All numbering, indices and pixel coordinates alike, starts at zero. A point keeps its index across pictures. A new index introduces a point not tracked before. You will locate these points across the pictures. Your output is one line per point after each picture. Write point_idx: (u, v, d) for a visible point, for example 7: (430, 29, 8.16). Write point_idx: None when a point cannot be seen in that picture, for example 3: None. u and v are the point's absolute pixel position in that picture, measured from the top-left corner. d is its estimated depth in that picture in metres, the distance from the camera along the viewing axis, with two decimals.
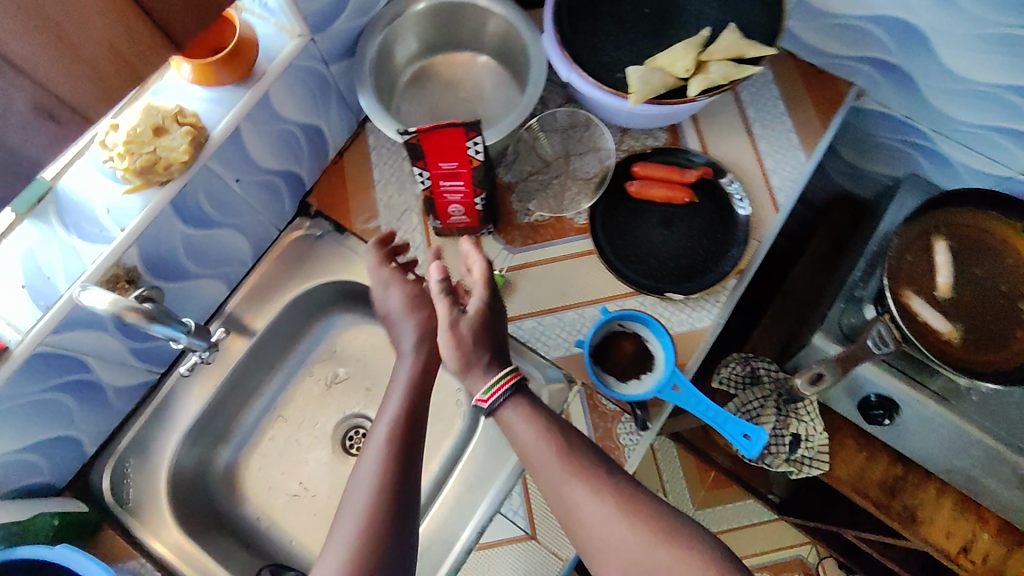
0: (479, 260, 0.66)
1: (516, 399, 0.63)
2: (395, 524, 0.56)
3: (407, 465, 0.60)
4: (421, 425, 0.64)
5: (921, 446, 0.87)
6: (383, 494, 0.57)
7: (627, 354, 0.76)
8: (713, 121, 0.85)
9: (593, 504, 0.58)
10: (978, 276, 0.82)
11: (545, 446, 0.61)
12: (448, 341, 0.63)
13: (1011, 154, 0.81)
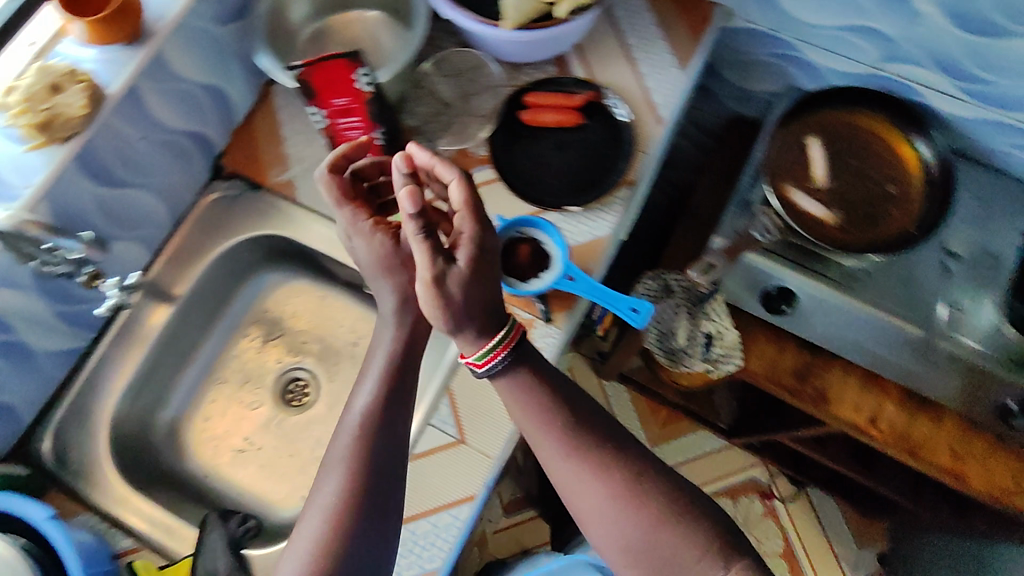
0: (452, 175, 0.65)
1: (510, 379, 0.67)
2: (364, 506, 0.62)
3: (382, 447, 0.64)
4: (395, 403, 0.67)
5: (823, 330, 0.93)
6: (352, 482, 0.62)
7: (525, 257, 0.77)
8: (596, 49, 0.92)
9: (593, 487, 0.65)
10: (852, 164, 0.90)
11: (543, 431, 0.66)
12: (432, 297, 0.62)
13: (866, 52, 0.89)
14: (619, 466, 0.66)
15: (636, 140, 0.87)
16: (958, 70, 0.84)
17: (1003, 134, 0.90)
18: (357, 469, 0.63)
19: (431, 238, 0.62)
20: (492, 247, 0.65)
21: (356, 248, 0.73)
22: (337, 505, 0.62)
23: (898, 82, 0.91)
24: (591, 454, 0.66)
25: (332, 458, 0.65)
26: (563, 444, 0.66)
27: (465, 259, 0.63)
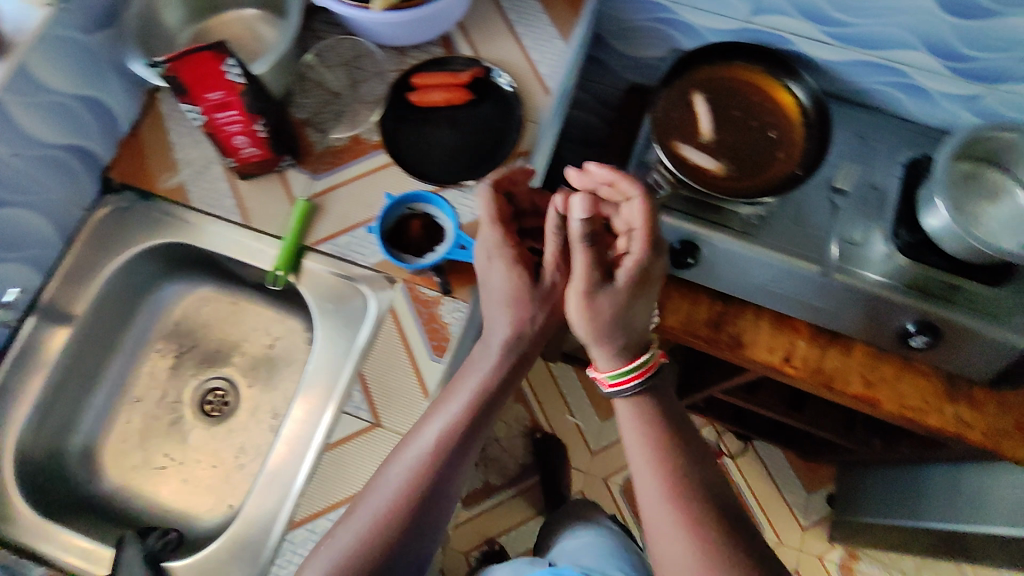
0: (635, 193, 0.70)
1: (640, 400, 0.74)
2: (412, 507, 0.68)
3: (456, 458, 0.70)
4: (481, 424, 0.73)
5: (726, 276, 0.98)
6: (409, 487, 0.68)
7: (416, 232, 0.82)
8: (479, 28, 0.93)
9: (649, 481, 0.70)
10: (736, 117, 0.94)
11: (635, 433, 0.73)
12: (584, 312, 0.70)
13: (737, 8, 0.92)
14: (687, 487, 0.69)
15: (525, 111, 0.88)
16: (821, 16, 0.88)
17: (873, 74, 0.95)
18: (421, 473, 0.68)
19: (591, 247, 0.69)
20: (650, 274, 0.71)
21: (487, 274, 0.76)
22: (391, 502, 0.67)
23: (771, 33, 0.95)
24: (669, 475, 0.69)
25: (394, 460, 0.70)
26: (653, 454, 0.71)
27: (624, 278, 0.70)
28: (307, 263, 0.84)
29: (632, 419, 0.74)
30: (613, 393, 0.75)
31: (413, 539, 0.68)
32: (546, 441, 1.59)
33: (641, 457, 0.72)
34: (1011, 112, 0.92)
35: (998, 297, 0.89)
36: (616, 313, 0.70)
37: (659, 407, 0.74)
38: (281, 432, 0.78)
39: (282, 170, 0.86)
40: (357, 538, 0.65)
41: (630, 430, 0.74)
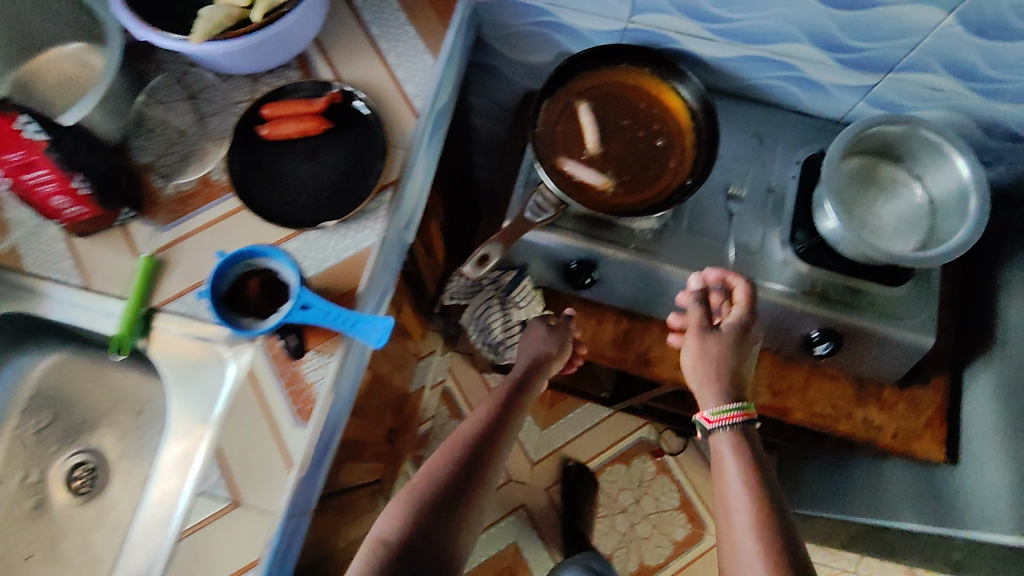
0: (739, 283, 0.81)
1: (737, 432, 0.73)
2: (463, 473, 0.72)
3: (498, 441, 0.78)
4: (512, 421, 0.82)
5: (624, 293, 0.95)
6: (463, 454, 0.74)
7: (255, 292, 0.66)
8: (338, 45, 0.84)
9: (740, 513, 0.65)
10: (625, 124, 0.88)
11: (732, 460, 0.70)
12: (695, 349, 0.80)
13: (615, 7, 0.85)
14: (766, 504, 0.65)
15: (389, 138, 0.80)
16: (701, 13, 0.81)
17: (765, 69, 0.88)
18: (473, 441, 0.76)
19: (703, 301, 0.82)
20: (748, 334, 0.80)
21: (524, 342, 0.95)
22: (442, 465, 0.72)
23: (653, 32, 0.88)
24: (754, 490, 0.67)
25: (454, 437, 0.78)
26: (741, 469, 0.69)
27: (729, 327, 0.79)
28: (157, 326, 0.76)
29: (730, 445, 0.72)
30: (714, 430, 0.74)
31: (459, 504, 0.69)
32: (578, 473, 1.56)
33: (734, 482, 0.68)
34: (908, 101, 0.87)
35: (899, 296, 0.87)
36: (722, 362, 0.78)
37: (754, 451, 0.72)
38: (138, 517, 0.75)
39: (123, 224, 0.78)
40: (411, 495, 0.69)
41: (721, 459, 0.71)
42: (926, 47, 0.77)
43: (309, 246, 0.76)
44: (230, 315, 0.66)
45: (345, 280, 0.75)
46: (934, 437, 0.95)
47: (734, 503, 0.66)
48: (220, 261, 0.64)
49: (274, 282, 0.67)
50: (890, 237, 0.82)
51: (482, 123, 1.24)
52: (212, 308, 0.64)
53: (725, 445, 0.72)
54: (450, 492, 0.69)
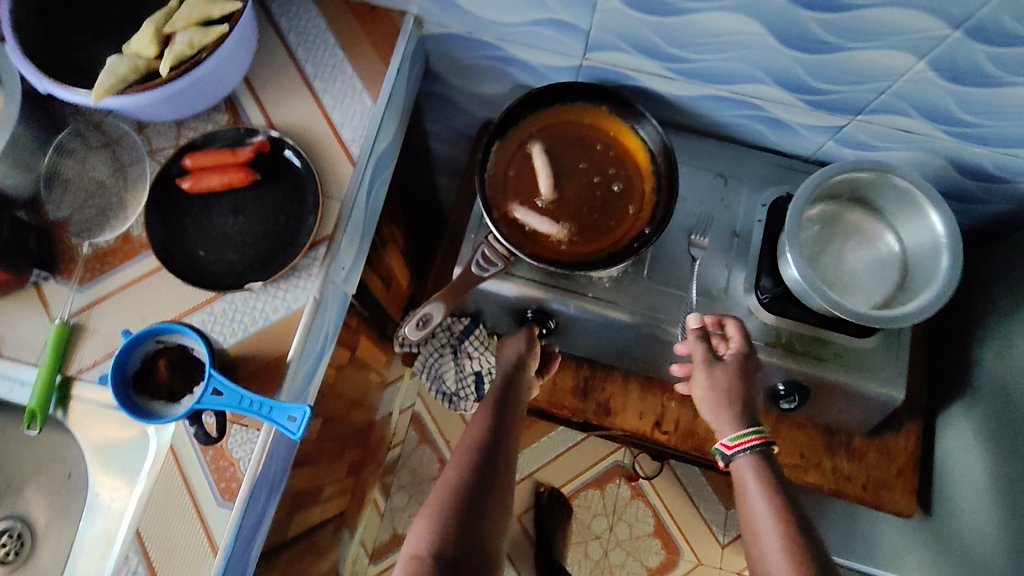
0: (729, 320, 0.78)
1: (757, 459, 0.70)
2: (479, 485, 0.67)
3: (504, 452, 0.73)
4: (507, 430, 0.76)
5: (583, 341, 0.91)
6: (471, 465, 0.69)
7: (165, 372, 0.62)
8: (269, 86, 0.78)
9: (771, 544, 0.63)
10: (580, 167, 0.83)
11: (756, 491, 0.67)
12: (708, 386, 0.74)
13: (566, 44, 0.79)
14: (796, 532, 0.63)
15: (324, 189, 0.75)
16: (658, 52, 0.76)
17: (728, 108, 0.85)
18: (480, 450, 0.72)
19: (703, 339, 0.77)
20: (752, 366, 0.75)
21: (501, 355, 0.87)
22: (453, 479, 0.68)
23: (607, 69, 0.83)
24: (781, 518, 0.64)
25: (458, 451, 0.73)
26: (767, 496, 0.66)
27: (734, 358, 0.76)
28: (75, 395, 0.71)
29: (750, 472, 0.69)
30: (735, 455, 0.71)
31: (483, 513, 0.64)
32: (551, 500, 1.51)
33: (760, 515, 0.65)
34: (879, 141, 0.83)
35: (868, 348, 0.83)
36: (733, 391, 0.73)
37: (777, 476, 0.69)
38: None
39: (37, 284, 0.72)
40: (431, 512, 0.63)
41: (744, 486, 0.69)
42: (896, 91, 0.73)
43: (236, 310, 0.72)
44: (142, 400, 0.62)
45: (275, 346, 0.71)
46: (905, 488, 0.91)
47: (763, 535, 0.64)
48: (121, 346, 0.60)
49: (185, 360, 0.63)
50: (858, 291, 0.78)
51: (441, 149, 1.17)
52: (115, 394, 0.60)
53: (746, 473, 0.69)
54: (471, 501, 0.65)
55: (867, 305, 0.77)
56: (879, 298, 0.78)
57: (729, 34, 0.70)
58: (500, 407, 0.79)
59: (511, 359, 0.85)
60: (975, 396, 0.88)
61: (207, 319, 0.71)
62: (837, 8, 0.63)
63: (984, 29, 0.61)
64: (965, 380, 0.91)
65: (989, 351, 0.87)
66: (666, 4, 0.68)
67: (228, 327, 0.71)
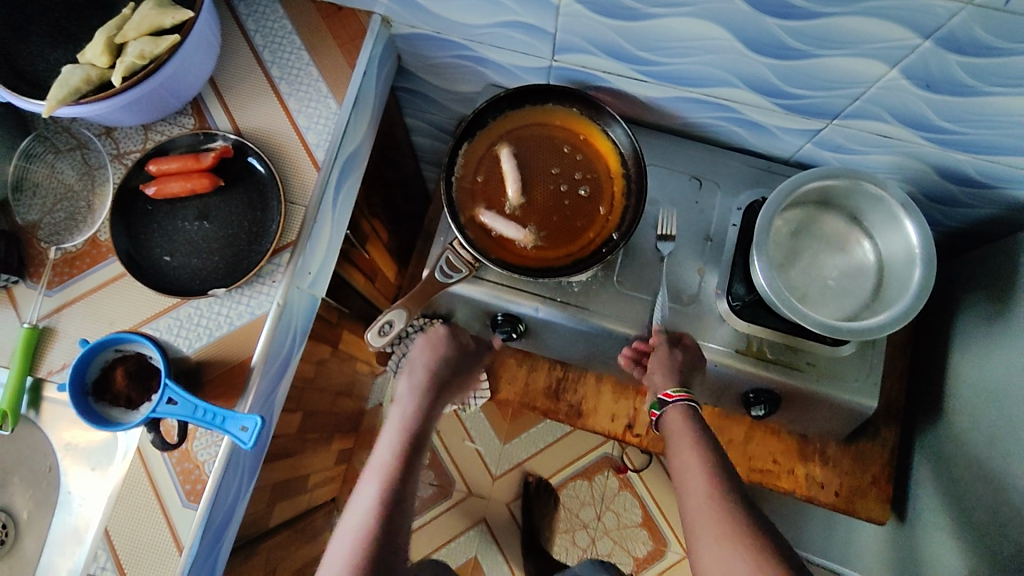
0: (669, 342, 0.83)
1: (687, 410, 0.74)
2: (392, 515, 0.68)
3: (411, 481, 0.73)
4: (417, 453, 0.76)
5: (555, 345, 0.90)
6: (392, 480, 0.71)
7: (122, 380, 0.63)
8: (235, 90, 0.78)
9: (694, 475, 0.65)
10: (549, 170, 0.82)
11: (685, 433, 0.70)
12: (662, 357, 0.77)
13: (536, 46, 0.78)
14: (718, 467, 0.65)
15: (288, 194, 0.75)
16: (626, 55, 0.75)
17: (703, 110, 0.83)
18: (399, 469, 0.73)
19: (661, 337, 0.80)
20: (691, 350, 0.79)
21: (414, 358, 0.88)
22: (373, 494, 0.70)
23: (578, 70, 0.81)
24: (705, 453, 0.67)
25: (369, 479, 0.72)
26: (693, 437, 0.69)
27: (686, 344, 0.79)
28: (46, 395, 0.74)
29: (678, 418, 0.73)
30: (672, 405, 0.75)
31: (396, 532, 0.67)
32: (538, 489, 1.53)
33: (686, 451, 0.68)
34: (859, 145, 0.80)
35: (841, 357, 0.81)
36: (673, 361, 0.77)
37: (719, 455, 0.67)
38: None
39: (6, 287, 0.74)
40: (350, 539, 0.66)
41: (672, 431, 0.72)
42: (870, 98, 0.71)
43: (201, 315, 0.72)
44: (100, 407, 0.63)
45: (240, 350, 0.72)
46: (879, 496, 0.90)
47: (685, 467, 0.67)
48: (79, 355, 0.60)
49: (143, 366, 0.64)
50: (829, 301, 0.77)
51: (424, 142, 1.15)
52: (73, 401, 0.60)
53: (675, 417, 0.74)
54: (388, 520, 0.67)
55: (838, 315, 0.76)
56: (851, 308, 0.76)
57: (696, 39, 0.69)
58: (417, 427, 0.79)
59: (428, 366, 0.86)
60: (951, 405, 0.87)
61: (174, 325, 0.72)
62: (802, 15, 0.61)
63: (955, 38, 0.59)
64: (943, 389, 0.89)
65: (968, 360, 0.85)
66: (629, 9, 0.66)
67: (194, 331, 0.72)
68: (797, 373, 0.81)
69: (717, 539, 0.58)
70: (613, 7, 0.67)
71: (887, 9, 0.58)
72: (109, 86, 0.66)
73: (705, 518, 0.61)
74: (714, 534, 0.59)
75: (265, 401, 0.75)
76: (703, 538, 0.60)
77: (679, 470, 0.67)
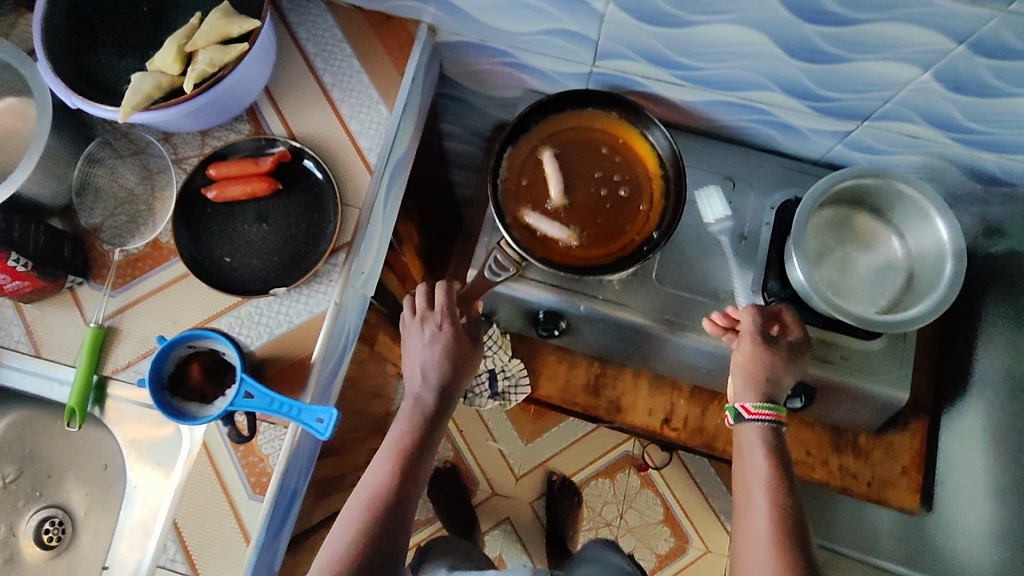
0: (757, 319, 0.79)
1: (767, 430, 0.73)
2: (393, 515, 0.72)
3: (413, 479, 0.75)
4: (425, 447, 0.78)
5: (595, 341, 0.93)
6: (399, 473, 0.75)
7: (198, 376, 0.67)
8: (290, 96, 0.81)
9: (757, 499, 0.68)
10: (590, 171, 0.85)
11: (759, 455, 0.71)
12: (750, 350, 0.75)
13: (577, 52, 0.81)
14: (783, 492, 0.68)
15: (342, 196, 0.78)
16: (666, 60, 0.78)
17: (738, 113, 0.86)
18: (402, 466, 0.75)
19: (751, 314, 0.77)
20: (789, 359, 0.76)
21: (416, 347, 0.82)
22: (381, 485, 0.74)
23: (617, 75, 0.84)
24: (775, 487, 0.68)
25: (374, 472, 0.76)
26: (768, 465, 0.70)
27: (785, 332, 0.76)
28: (111, 393, 0.76)
29: (757, 436, 0.73)
30: (749, 421, 0.74)
31: (398, 524, 0.72)
32: (562, 488, 1.54)
33: (756, 480, 0.70)
34: (887, 146, 0.84)
35: (873, 350, 0.84)
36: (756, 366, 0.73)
37: (789, 480, 0.69)
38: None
39: (72, 289, 0.76)
40: (354, 525, 0.71)
41: (749, 450, 0.72)
42: (902, 100, 0.74)
43: (261, 313, 0.75)
44: (179, 399, 0.67)
45: (299, 347, 0.74)
46: (910, 486, 0.94)
47: (754, 500, 0.69)
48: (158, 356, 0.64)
49: (217, 363, 0.68)
50: (863, 295, 0.80)
51: (456, 147, 1.18)
52: (154, 396, 0.64)
53: (752, 435, 0.73)
54: (391, 514, 0.72)
55: (872, 309, 0.79)
56: (884, 302, 0.79)
57: (736, 44, 0.72)
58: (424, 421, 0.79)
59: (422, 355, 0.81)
60: (978, 396, 0.90)
61: (236, 323, 0.74)
62: (841, 22, 0.64)
63: (986, 43, 0.62)
64: (968, 380, 0.92)
65: (994, 352, 0.88)
66: (670, 16, 0.69)
67: (256, 329, 0.74)
68: (832, 366, 0.84)
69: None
70: (656, 15, 0.70)
71: (924, 16, 0.61)
72: (177, 92, 0.68)
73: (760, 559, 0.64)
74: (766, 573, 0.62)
75: (323, 394, 0.77)
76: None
77: (746, 498, 0.69)
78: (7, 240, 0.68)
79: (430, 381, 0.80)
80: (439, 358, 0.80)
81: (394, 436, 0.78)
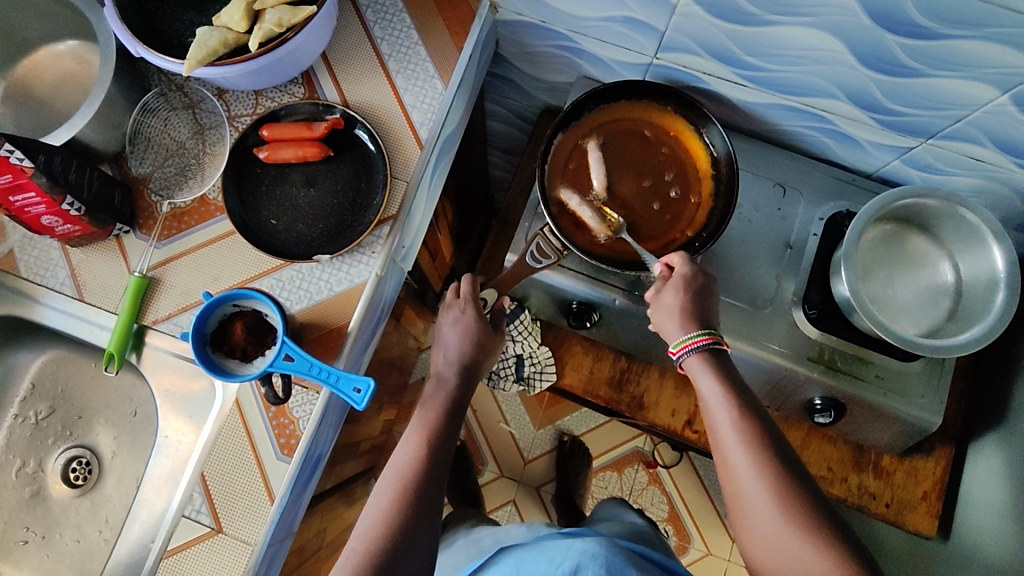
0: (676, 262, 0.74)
1: (706, 357, 0.68)
2: (429, 486, 0.65)
3: (444, 450, 0.69)
4: (456, 422, 0.73)
5: (624, 337, 0.92)
6: (429, 445, 0.69)
7: (239, 335, 0.70)
8: (346, 63, 0.80)
9: (732, 442, 0.62)
10: (639, 165, 0.84)
11: (714, 388, 0.65)
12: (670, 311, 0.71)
13: (640, 42, 0.79)
14: (755, 427, 0.62)
15: (390, 168, 0.77)
16: (731, 59, 0.76)
17: (798, 118, 0.84)
18: (435, 436, 0.70)
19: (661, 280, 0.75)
20: (700, 286, 0.73)
21: (444, 334, 0.81)
22: (412, 454, 0.68)
23: (677, 69, 0.82)
24: (749, 440, 0.61)
25: (401, 445, 0.70)
26: (731, 411, 0.63)
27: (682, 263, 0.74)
28: (149, 342, 0.77)
29: (705, 375, 0.67)
30: (684, 355, 0.69)
31: (434, 496, 0.65)
32: (573, 450, 1.47)
33: (728, 436, 0.62)
34: (947, 167, 0.82)
35: (910, 372, 0.82)
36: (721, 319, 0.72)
37: (757, 413, 0.63)
38: (128, 528, 0.82)
39: (118, 236, 0.77)
40: (388, 498, 0.64)
41: (710, 402, 0.65)
42: (972, 121, 0.72)
43: (304, 279, 0.75)
44: (216, 356, 0.71)
45: (336, 316, 0.74)
46: (928, 510, 0.94)
47: (732, 459, 0.61)
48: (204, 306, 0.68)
49: (261, 324, 0.72)
50: (906, 315, 0.79)
51: (498, 127, 1.15)
52: (195, 346, 0.68)
53: (703, 377, 0.67)
54: (425, 487, 0.65)
55: (914, 331, 0.78)
56: (928, 325, 0.78)
57: (809, 49, 0.70)
58: (458, 402, 0.75)
59: (451, 341, 0.79)
60: (1011, 428, 0.87)
61: (277, 287, 0.75)
62: (922, 34, 0.62)
63: None
64: (1002, 411, 0.90)
65: None
66: (749, 14, 0.68)
67: (295, 293, 0.75)
68: (865, 384, 0.82)
69: (787, 552, 0.56)
70: (730, 11, 0.68)
71: (1007, 35, 0.59)
72: (242, 50, 0.68)
73: (769, 526, 0.57)
74: (788, 548, 0.56)
75: (356, 361, 0.78)
76: (777, 554, 0.56)
77: (726, 464, 0.62)
78: (64, 182, 0.69)
79: (451, 360, 0.78)
80: (460, 337, 0.79)
81: (418, 416, 0.73)
